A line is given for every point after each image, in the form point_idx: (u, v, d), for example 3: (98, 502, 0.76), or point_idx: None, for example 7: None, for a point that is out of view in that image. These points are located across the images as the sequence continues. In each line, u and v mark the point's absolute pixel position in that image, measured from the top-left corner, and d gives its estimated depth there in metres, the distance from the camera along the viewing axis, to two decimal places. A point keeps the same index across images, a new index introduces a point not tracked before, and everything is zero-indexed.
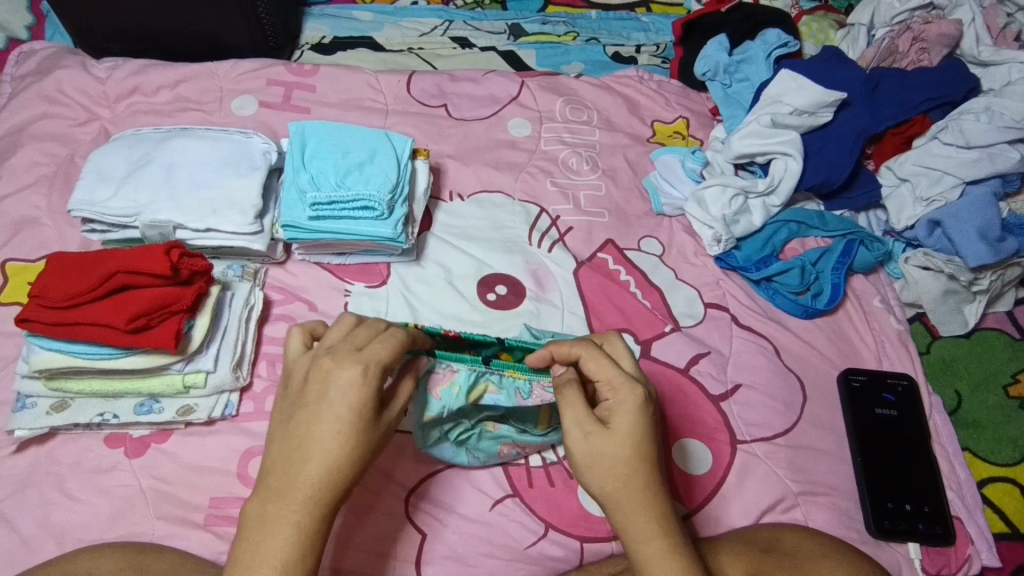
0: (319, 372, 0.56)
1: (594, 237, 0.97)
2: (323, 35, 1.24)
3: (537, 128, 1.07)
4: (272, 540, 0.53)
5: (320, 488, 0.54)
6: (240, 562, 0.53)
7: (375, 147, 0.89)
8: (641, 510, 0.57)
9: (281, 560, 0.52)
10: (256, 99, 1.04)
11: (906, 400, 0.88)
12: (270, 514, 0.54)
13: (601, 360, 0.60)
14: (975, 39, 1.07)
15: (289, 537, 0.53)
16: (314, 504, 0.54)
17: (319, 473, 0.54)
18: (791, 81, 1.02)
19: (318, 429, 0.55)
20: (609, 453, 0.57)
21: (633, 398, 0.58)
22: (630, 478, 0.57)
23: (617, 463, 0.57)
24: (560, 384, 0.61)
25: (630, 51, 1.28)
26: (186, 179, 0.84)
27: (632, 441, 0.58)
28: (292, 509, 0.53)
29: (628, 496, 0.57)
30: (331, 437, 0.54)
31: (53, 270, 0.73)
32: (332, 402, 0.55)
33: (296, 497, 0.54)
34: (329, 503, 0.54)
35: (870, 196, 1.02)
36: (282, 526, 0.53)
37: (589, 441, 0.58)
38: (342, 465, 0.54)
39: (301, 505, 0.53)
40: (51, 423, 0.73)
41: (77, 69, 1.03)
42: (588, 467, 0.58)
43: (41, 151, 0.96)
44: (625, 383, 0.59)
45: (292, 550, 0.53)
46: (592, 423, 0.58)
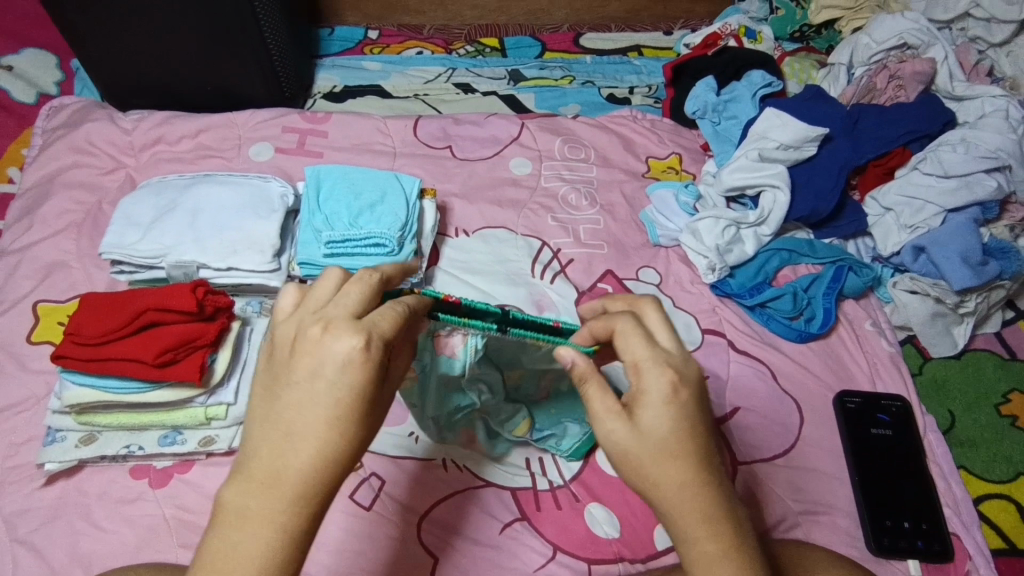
0: (314, 343, 0.49)
1: (594, 268, 1.01)
2: (334, 84, 1.32)
3: (537, 166, 1.13)
4: (253, 540, 0.46)
5: (312, 483, 0.47)
6: (215, 564, 0.46)
7: (386, 188, 0.94)
8: (682, 511, 0.52)
9: (262, 561, 0.46)
10: (272, 146, 1.10)
11: (900, 420, 0.91)
12: (251, 507, 0.47)
13: (632, 341, 0.55)
14: (949, 76, 1.14)
15: (271, 536, 0.47)
16: (302, 501, 0.47)
17: (310, 466, 0.47)
18: (776, 118, 1.08)
19: (310, 412, 0.48)
20: (632, 451, 0.52)
21: (661, 383, 0.53)
22: (662, 478, 0.52)
23: (643, 463, 0.52)
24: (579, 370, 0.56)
25: (624, 93, 1.35)
26: (209, 222, 0.90)
27: (662, 434, 0.52)
28: (276, 504, 0.47)
29: (664, 498, 0.52)
30: (324, 422, 0.47)
31: (85, 310, 0.77)
32: (329, 379, 0.48)
33: (281, 489, 0.47)
34: (319, 498, 0.48)
35: (857, 224, 1.07)
36: (266, 524, 0.46)
37: (614, 436, 0.53)
38: (338, 456, 0.48)
39: (289, 501, 0.47)
40: (79, 456, 0.77)
41: (105, 122, 1.10)
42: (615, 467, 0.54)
43: (71, 198, 1.02)
44: (653, 365, 0.54)
45: (275, 549, 0.47)
46: (616, 414, 0.53)
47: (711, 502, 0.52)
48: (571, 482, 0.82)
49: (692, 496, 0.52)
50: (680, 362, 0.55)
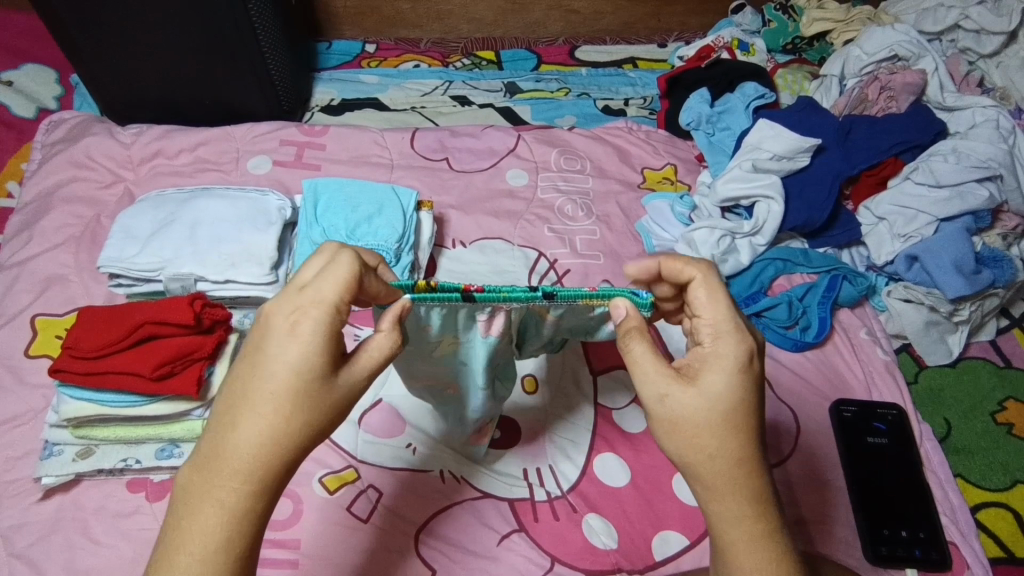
0: (262, 321, 0.53)
1: (590, 278, 1.02)
2: (332, 97, 1.33)
3: (533, 177, 1.13)
4: (194, 515, 0.49)
5: (253, 460, 0.50)
6: (166, 534, 0.50)
7: (383, 201, 0.95)
8: (726, 479, 0.54)
9: (204, 540, 0.49)
10: (270, 158, 1.11)
11: (896, 429, 0.91)
12: (197, 486, 0.50)
13: (710, 304, 0.58)
14: (939, 86, 1.15)
15: (214, 514, 0.49)
16: (242, 479, 0.50)
17: (253, 445, 0.50)
18: (769, 130, 1.09)
19: (251, 390, 0.51)
20: (691, 415, 0.54)
21: (735, 351, 0.56)
22: (719, 444, 0.54)
23: (700, 429, 0.54)
24: (627, 335, 0.58)
25: (619, 104, 1.36)
26: (208, 235, 0.90)
27: (726, 401, 0.54)
28: (219, 480, 0.50)
29: (715, 464, 0.54)
30: (263, 400, 0.50)
31: (85, 324, 0.78)
32: (271, 357, 0.51)
33: (224, 466, 0.50)
34: (258, 477, 0.50)
35: (851, 233, 1.08)
36: (206, 498, 0.49)
37: (670, 397, 0.55)
38: (275, 433, 0.50)
39: (227, 477, 0.50)
40: (76, 469, 0.76)
41: (104, 136, 1.11)
42: (664, 432, 0.55)
43: (70, 212, 1.03)
44: (731, 334, 0.57)
45: (218, 527, 0.49)
46: (676, 376, 0.55)
47: (758, 472, 0.55)
48: (569, 492, 0.82)
49: (742, 463, 0.55)
50: (751, 331, 0.58)
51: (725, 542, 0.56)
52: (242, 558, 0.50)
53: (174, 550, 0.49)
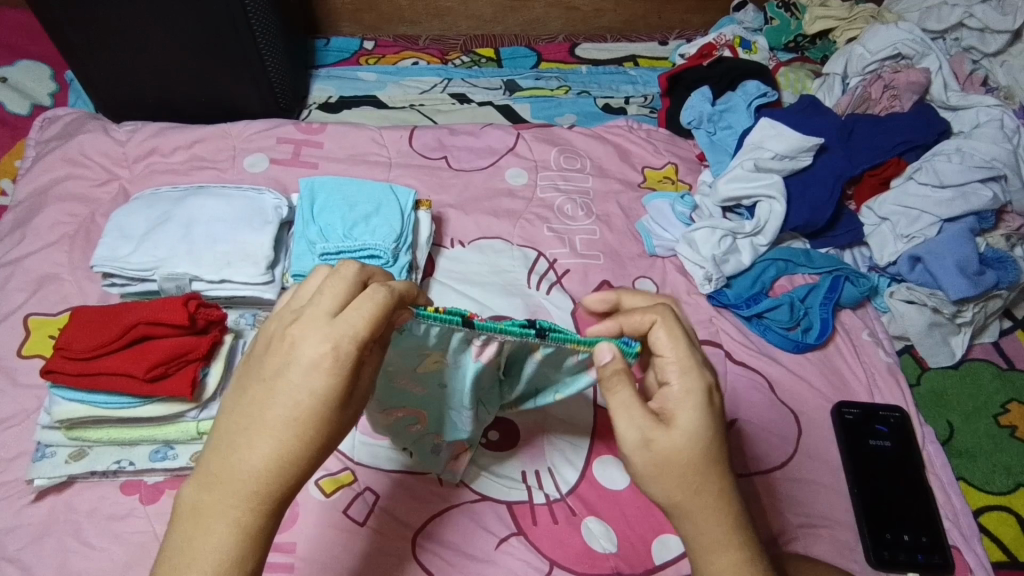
0: (285, 345, 0.51)
1: (590, 278, 1.01)
2: (329, 95, 1.32)
3: (532, 176, 1.12)
4: (204, 533, 0.49)
5: (270, 482, 0.50)
6: (172, 550, 0.50)
7: (381, 200, 0.94)
8: (710, 514, 0.55)
9: (216, 558, 0.49)
10: (267, 157, 1.10)
11: (899, 431, 0.90)
12: (211, 504, 0.50)
13: (667, 343, 0.57)
14: (943, 86, 1.14)
15: (227, 534, 0.49)
16: (258, 500, 0.50)
17: (271, 469, 0.50)
18: (771, 129, 1.08)
19: (271, 415, 0.50)
20: (675, 455, 0.54)
21: (701, 385, 0.56)
22: (701, 482, 0.54)
23: (685, 467, 0.54)
24: (610, 380, 0.56)
25: (619, 103, 1.35)
26: (203, 234, 0.89)
27: (703, 435, 0.54)
28: (236, 501, 0.50)
29: (699, 502, 0.55)
30: (285, 427, 0.50)
31: (77, 324, 0.77)
32: (295, 383, 0.50)
33: (241, 487, 0.50)
34: (273, 498, 0.50)
35: (853, 234, 1.07)
36: (219, 518, 0.49)
37: (653, 442, 0.54)
38: (294, 458, 0.50)
39: (242, 498, 0.50)
40: (69, 471, 0.75)
41: (99, 133, 1.10)
42: (650, 477, 0.55)
43: (63, 211, 1.01)
44: (694, 368, 0.56)
45: (231, 546, 0.49)
46: (655, 419, 0.54)
47: (734, 502, 0.56)
48: (568, 495, 0.81)
49: (722, 496, 0.55)
50: (710, 365, 0.58)
51: None
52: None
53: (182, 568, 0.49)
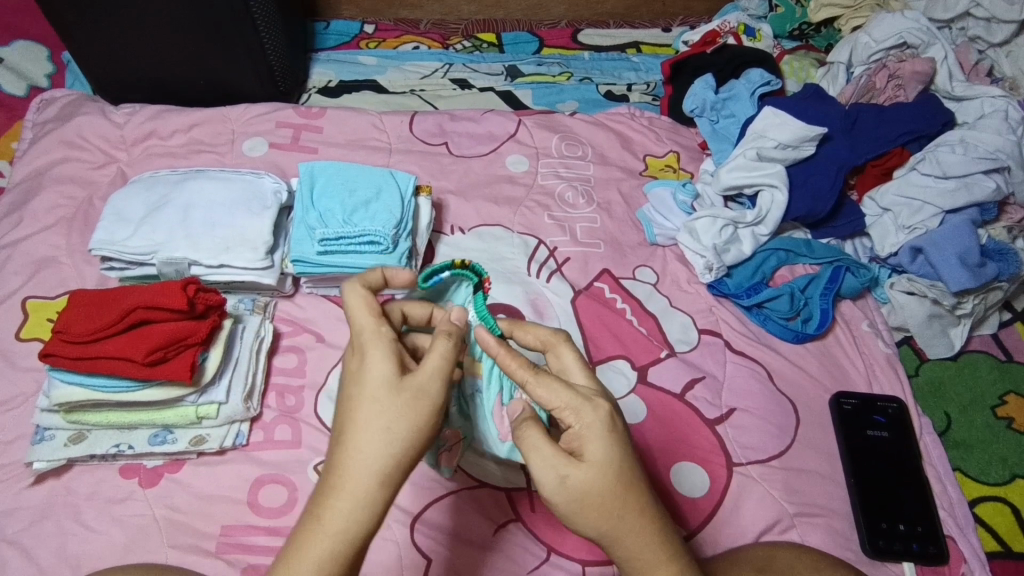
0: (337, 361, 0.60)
1: (590, 266, 1.01)
2: (329, 79, 1.31)
3: (533, 163, 1.12)
4: (307, 536, 0.53)
5: (368, 492, 0.53)
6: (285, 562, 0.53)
7: (381, 186, 0.93)
8: (641, 539, 0.56)
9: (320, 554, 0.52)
10: (266, 141, 1.09)
11: (896, 422, 0.91)
12: (317, 516, 0.53)
13: (553, 385, 0.58)
14: (948, 75, 1.13)
15: (328, 532, 0.52)
16: (345, 496, 0.53)
17: (364, 477, 0.53)
18: (774, 118, 1.07)
19: (355, 427, 0.54)
20: (592, 491, 0.55)
21: (597, 418, 0.56)
22: (618, 520, 0.55)
23: (603, 499, 0.55)
24: (521, 428, 0.57)
25: (622, 89, 1.34)
26: (201, 219, 0.89)
27: (610, 467, 0.55)
28: (338, 510, 0.53)
29: (626, 537, 0.56)
30: (373, 434, 0.53)
31: (75, 307, 0.76)
32: (345, 381, 0.57)
33: (344, 497, 0.53)
34: (359, 492, 0.53)
35: (854, 224, 1.07)
36: (315, 520, 0.53)
37: (567, 483, 0.54)
38: (367, 449, 0.53)
39: (331, 498, 0.53)
40: (67, 455, 0.76)
41: (97, 116, 1.09)
42: (573, 521, 0.56)
43: (61, 193, 1.01)
44: (585, 403, 0.57)
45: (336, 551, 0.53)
46: (567, 458, 0.55)
47: (661, 524, 0.58)
48: None
49: (646, 527, 0.57)
50: (603, 394, 0.59)
51: None
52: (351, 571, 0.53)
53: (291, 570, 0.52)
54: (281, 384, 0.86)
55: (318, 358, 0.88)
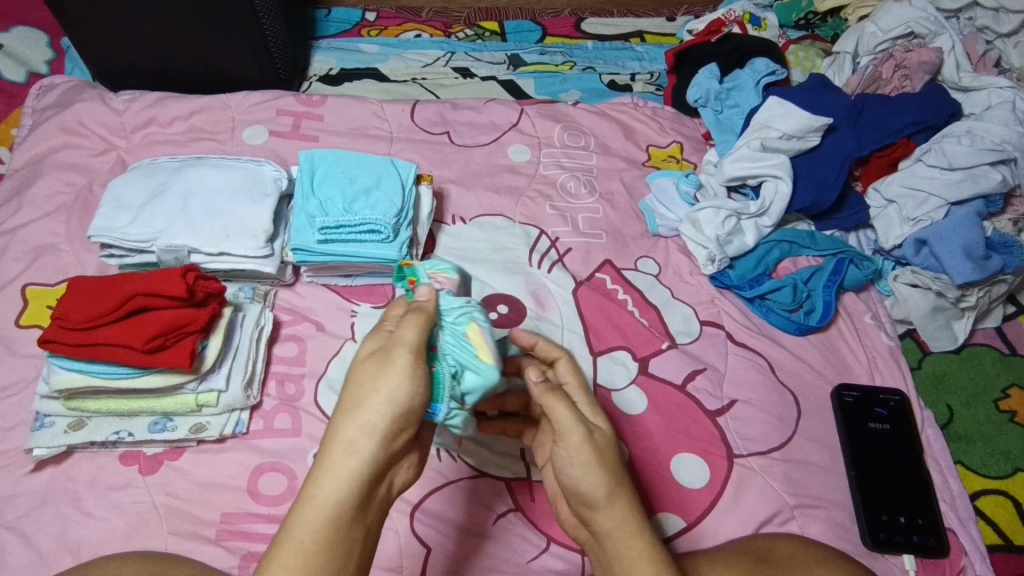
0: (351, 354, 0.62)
1: (592, 257, 1.00)
2: (330, 67, 1.30)
3: (536, 153, 1.11)
4: (299, 514, 0.52)
5: (348, 471, 0.53)
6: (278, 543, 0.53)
7: (382, 174, 0.92)
8: (635, 499, 0.61)
9: (313, 530, 0.52)
10: (266, 129, 1.08)
11: (898, 414, 0.90)
12: (300, 505, 0.52)
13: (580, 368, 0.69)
14: (955, 66, 1.12)
15: (320, 508, 0.52)
16: (332, 470, 0.53)
17: (343, 456, 0.53)
18: (779, 107, 1.06)
19: (340, 403, 0.55)
20: (608, 441, 0.61)
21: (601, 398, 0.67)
22: (618, 480, 0.60)
23: (615, 454, 0.61)
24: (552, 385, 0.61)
25: (625, 79, 1.33)
26: (201, 206, 0.88)
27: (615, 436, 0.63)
28: (319, 493, 0.52)
29: (625, 494, 0.60)
30: (350, 411, 0.54)
31: (74, 293, 0.76)
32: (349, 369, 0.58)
33: (325, 481, 0.53)
34: (345, 467, 0.53)
35: (858, 216, 1.06)
36: (304, 498, 0.53)
37: (594, 430, 0.61)
38: (353, 421, 0.53)
39: (318, 473, 0.53)
40: (67, 441, 0.75)
41: (97, 103, 1.08)
42: (576, 474, 0.59)
43: (61, 180, 1.00)
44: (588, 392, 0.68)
45: (321, 539, 0.52)
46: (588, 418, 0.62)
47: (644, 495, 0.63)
48: None
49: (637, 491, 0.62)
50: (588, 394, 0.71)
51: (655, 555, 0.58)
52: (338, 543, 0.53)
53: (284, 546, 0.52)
54: (281, 372, 0.86)
55: (318, 347, 0.88)
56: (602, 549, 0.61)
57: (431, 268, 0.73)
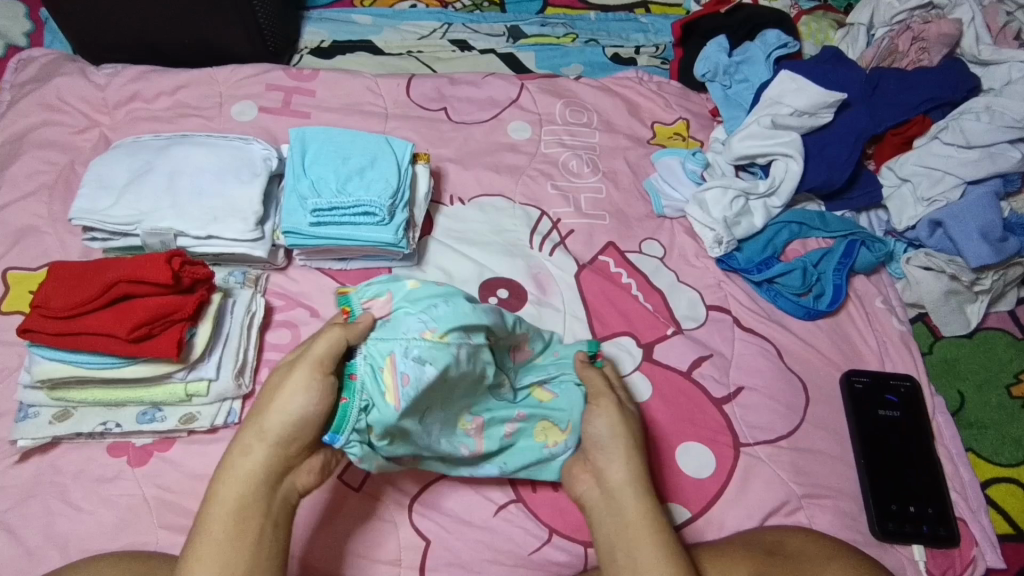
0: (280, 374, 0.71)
1: (595, 239, 0.97)
2: (322, 39, 1.24)
3: (537, 130, 1.06)
4: (210, 510, 0.60)
5: (244, 468, 0.62)
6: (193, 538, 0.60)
7: (376, 153, 0.88)
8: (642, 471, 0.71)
9: (220, 520, 0.60)
10: (255, 105, 1.03)
11: (908, 402, 0.88)
12: (209, 499, 0.61)
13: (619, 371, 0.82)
14: (975, 38, 1.07)
15: (226, 502, 0.60)
16: (237, 470, 0.62)
17: (243, 456, 0.62)
18: (791, 82, 1.01)
19: (250, 412, 0.64)
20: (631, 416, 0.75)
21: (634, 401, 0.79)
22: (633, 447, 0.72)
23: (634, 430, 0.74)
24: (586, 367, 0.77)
25: (629, 52, 1.28)
26: (188, 187, 0.84)
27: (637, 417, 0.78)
28: (224, 488, 0.61)
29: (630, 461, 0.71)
30: (255, 422, 0.63)
31: (55, 279, 0.73)
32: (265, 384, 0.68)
33: (227, 479, 0.62)
34: (245, 468, 0.62)
35: (870, 195, 1.02)
36: (215, 497, 0.61)
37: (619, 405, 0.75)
38: (256, 430, 0.62)
39: (228, 474, 0.62)
40: (53, 433, 0.73)
41: (77, 77, 1.03)
42: (603, 428, 0.73)
43: (42, 159, 0.96)
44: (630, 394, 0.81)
45: (224, 529, 0.59)
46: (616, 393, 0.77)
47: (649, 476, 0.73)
48: None
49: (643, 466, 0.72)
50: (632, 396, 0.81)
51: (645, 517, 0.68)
52: (238, 532, 0.59)
53: (195, 538, 0.59)
54: (275, 360, 0.83)
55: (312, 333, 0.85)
56: (605, 501, 0.70)
57: (362, 293, 0.67)
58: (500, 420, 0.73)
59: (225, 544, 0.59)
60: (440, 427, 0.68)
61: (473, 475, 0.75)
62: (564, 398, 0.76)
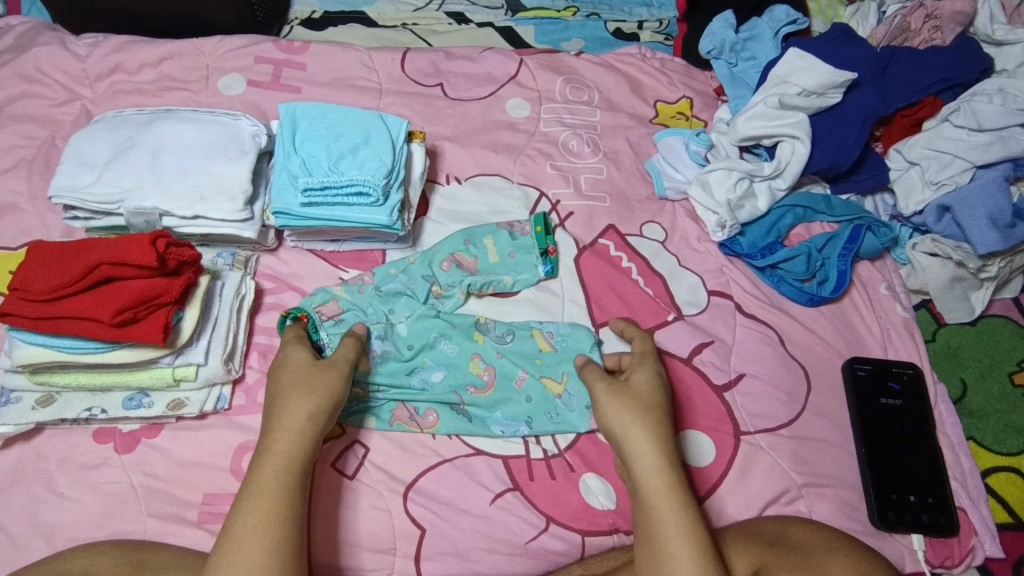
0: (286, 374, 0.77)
1: (595, 221, 0.94)
2: (313, 9, 1.18)
3: (536, 108, 1.03)
4: (268, 468, 0.63)
5: (297, 429, 0.65)
6: (245, 493, 0.62)
7: (370, 130, 0.85)
8: (653, 449, 0.68)
9: (277, 477, 0.62)
10: (244, 78, 0.99)
11: (911, 389, 0.87)
12: (264, 456, 0.64)
13: (639, 341, 0.79)
14: (989, 17, 1.03)
15: (286, 460, 0.63)
16: (297, 432, 0.65)
17: (302, 419, 0.66)
18: (800, 60, 0.98)
19: (297, 385, 0.68)
20: (637, 391, 0.72)
21: (650, 373, 0.74)
22: (638, 422, 0.69)
23: (638, 405, 0.71)
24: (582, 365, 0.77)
25: (632, 27, 1.23)
26: (173, 164, 0.81)
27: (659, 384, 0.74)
28: (283, 447, 0.64)
29: (632, 441, 0.69)
30: (309, 392, 0.67)
31: (35, 260, 0.70)
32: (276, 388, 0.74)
33: (285, 438, 0.64)
34: (306, 431, 0.65)
35: (878, 178, 1.00)
36: (275, 456, 0.63)
37: (614, 388, 0.72)
38: (315, 401, 0.67)
39: (289, 436, 0.65)
40: (36, 419, 0.71)
41: (56, 46, 0.99)
42: (604, 416, 0.71)
43: (20, 133, 0.92)
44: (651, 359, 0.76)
45: (279, 500, 0.61)
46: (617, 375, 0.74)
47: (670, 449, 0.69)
48: (566, 451, 0.78)
49: (654, 442, 0.68)
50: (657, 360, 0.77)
51: (653, 500, 0.66)
52: (294, 489, 0.63)
53: (253, 492, 0.62)
54: (265, 344, 0.81)
55: None
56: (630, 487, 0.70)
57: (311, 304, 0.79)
58: (509, 370, 0.80)
59: (281, 498, 0.62)
60: (442, 380, 0.79)
61: (508, 433, 0.78)
62: (563, 348, 0.82)
